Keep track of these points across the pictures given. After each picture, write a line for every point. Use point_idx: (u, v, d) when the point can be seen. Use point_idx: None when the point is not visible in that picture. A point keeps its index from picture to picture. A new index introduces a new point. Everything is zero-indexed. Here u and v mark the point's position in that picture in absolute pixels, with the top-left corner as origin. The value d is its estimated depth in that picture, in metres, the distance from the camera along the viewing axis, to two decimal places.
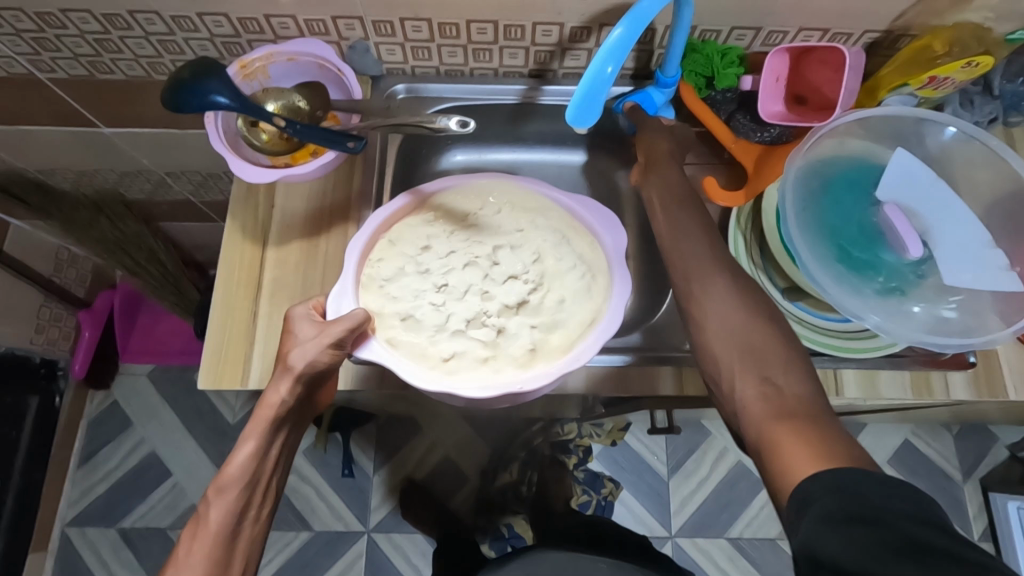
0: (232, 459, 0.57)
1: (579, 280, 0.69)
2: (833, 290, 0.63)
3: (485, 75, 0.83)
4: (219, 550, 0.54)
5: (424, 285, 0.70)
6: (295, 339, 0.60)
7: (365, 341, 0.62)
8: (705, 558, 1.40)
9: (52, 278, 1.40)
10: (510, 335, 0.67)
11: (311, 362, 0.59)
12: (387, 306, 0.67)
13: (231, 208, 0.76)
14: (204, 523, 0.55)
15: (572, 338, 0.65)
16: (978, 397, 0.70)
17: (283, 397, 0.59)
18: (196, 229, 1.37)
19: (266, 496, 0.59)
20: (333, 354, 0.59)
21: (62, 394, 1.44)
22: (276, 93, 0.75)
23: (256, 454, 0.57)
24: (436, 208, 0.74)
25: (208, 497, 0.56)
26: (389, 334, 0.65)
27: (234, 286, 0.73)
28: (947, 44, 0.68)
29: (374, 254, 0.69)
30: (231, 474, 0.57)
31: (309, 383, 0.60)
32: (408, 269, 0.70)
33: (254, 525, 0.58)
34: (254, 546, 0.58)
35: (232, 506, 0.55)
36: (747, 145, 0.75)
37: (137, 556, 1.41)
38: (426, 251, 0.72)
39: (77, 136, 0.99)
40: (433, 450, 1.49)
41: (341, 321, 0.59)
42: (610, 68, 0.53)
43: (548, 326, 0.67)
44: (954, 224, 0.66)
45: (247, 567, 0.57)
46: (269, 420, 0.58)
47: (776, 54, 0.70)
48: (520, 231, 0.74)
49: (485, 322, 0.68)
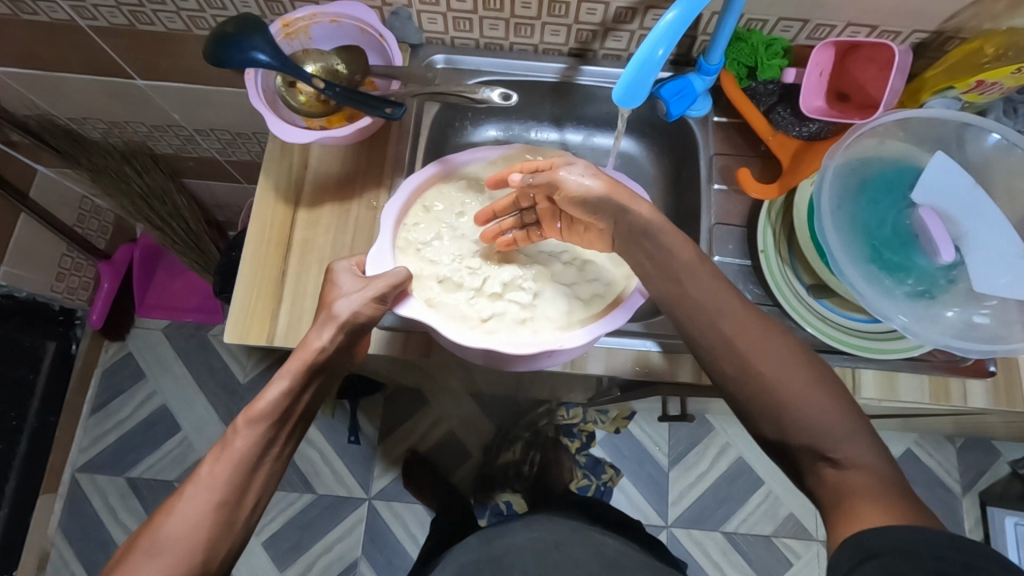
0: (265, 395, 0.59)
1: (609, 248, 0.73)
2: (865, 290, 0.64)
3: (524, 51, 0.82)
4: (238, 476, 0.56)
5: (460, 249, 0.73)
6: (340, 291, 0.63)
7: (405, 299, 0.65)
8: (699, 549, 1.42)
9: (75, 227, 1.42)
10: (548, 298, 0.71)
11: (354, 312, 0.62)
12: (426, 270, 0.71)
13: (264, 164, 0.76)
14: (231, 447, 0.57)
15: (605, 301, 0.70)
16: (995, 406, 0.70)
17: (324, 344, 0.61)
18: (220, 188, 1.37)
19: (292, 434, 0.61)
20: (375, 307, 0.62)
21: (78, 342, 1.47)
22: (317, 55, 0.75)
23: (289, 393, 0.59)
24: (466, 178, 0.76)
25: (237, 425, 0.58)
26: (429, 296, 0.70)
27: (265, 243, 0.73)
28: (1001, 48, 0.66)
29: (410, 219, 0.72)
30: (263, 408, 0.59)
31: (352, 334, 0.63)
32: (444, 234, 0.73)
33: (276, 461, 0.60)
34: (270, 483, 0.59)
35: (260, 437, 0.58)
36: (785, 140, 0.74)
37: (143, 504, 1.45)
38: (462, 217, 0.75)
39: (112, 85, 1.00)
40: (439, 424, 1.51)
41: (383, 277, 0.63)
42: (660, 51, 0.52)
43: (583, 291, 0.71)
44: (994, 229, 0.65)
45: (261, 501, 0.58)
46: (304, 363, 0.60)
47: (822, 49, 0.70)
48: None
49: (521, 286, 0.72)
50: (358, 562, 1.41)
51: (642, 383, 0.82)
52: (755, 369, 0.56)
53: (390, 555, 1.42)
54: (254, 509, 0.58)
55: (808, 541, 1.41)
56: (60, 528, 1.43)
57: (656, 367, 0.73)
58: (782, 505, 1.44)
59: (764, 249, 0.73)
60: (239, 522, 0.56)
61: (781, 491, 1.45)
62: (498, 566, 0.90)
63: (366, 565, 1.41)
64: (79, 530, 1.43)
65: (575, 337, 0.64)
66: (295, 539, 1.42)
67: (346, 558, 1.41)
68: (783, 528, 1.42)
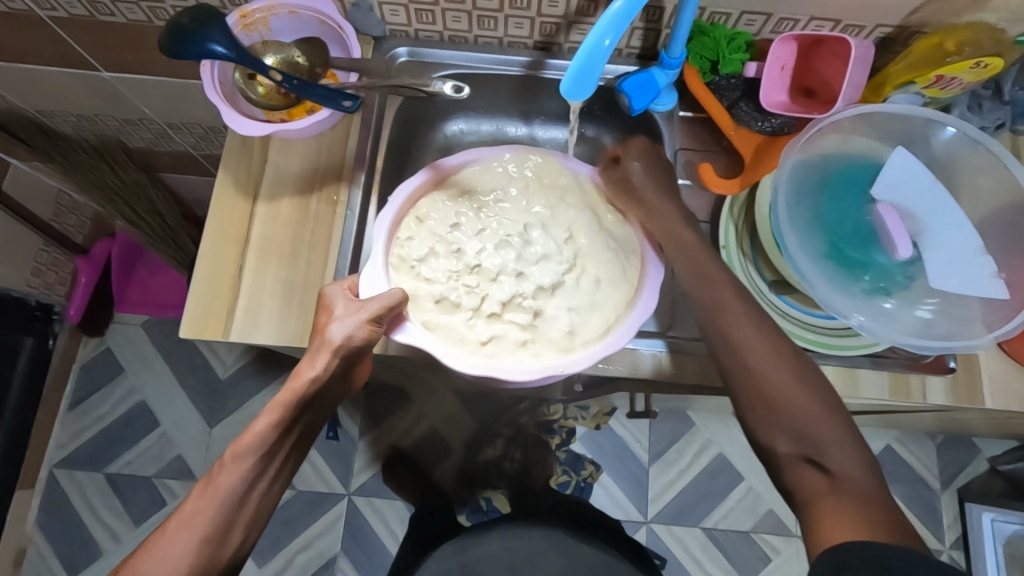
0: (252, 428, 0.56)
1: (613, 261, 0.71)
2: (820, 286, 0.64)
3: (489, 43, 0.81)
4: (222, 513, 0.54)
5: (454, 265, 0.71)
6: (333, 314, 0.60)
7: (401, 323, 0.62)
8: (679, 545, 1.42)
9: (51, 222, 1.40)
10: (548, 317, 0.69)
11: (349, 336, 0.58)
12: (420, 288, 0.69)
13: (224, 158, 0.75)
14: (216, 482, 0.55)
15: (609, 321, 0.68)
16: (955, 402, 0.69)
17: (318, 373, 0.57)
18: (196, 183, 1.36)
19: (281, 469, 0.59)
20: (371, 329, 0.59)
21: (56, 337, 1.46)
22: (276, 46, 0.75)
23: (276, 427, 0.56)
24: (457, 187, 0.74)
25: (223, 460, 0.55)
26: (424, 316, 0.68)
27: (223, 239, 0.73)
28: (960, 43, 0.67)
29: (402, 233, 0.70)
30: (249, 441, 0.56)
31: (346, 360, 0.59)
32: (438, 248, 0.71)
33: (264, 495, 0.57)
34: (261, 515, 0.58)
35: (246, 473, 0.55)
36: (748, 135, 0.74)
37: (122, 501, 1.44)
38: (456, 229, 0.73)
39: (79, 77, 0.99)
40: (419, 421, 1.50)
41: (378, 299, 0.60)
42: (607, 41, 0.51)
43: (586, 308, 0.69)
44: (950, 226, 0.65)
45: (247, 538, 0.56)
46: (297, 395, 0.56)
47: (782, 42, 0.69)
48: (549, 210, 0.75)
49: (522, 304, 0.70)
50: (338, 557, 1.41)
51: (606, 379, 0.80)
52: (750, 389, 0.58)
53: (370, 551, 1.41)
54: (240, 545, 0.56)
55: (787, 537, 1.41)
56: (38, 524, 1.42)
57: (616, 364, 0.72)
58: (761, 501, 1.44)
59: (726, 245, 0.72)
60: (223, 557, 0.55)
61: (760, 487, 1.45)
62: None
63: (346, 562, 1.41)
64: (57, 526, 1.42)
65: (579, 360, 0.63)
66: (275, 535, 1.42)
67: (326, 555, 1.41)
68: (763, 524, 1.43)
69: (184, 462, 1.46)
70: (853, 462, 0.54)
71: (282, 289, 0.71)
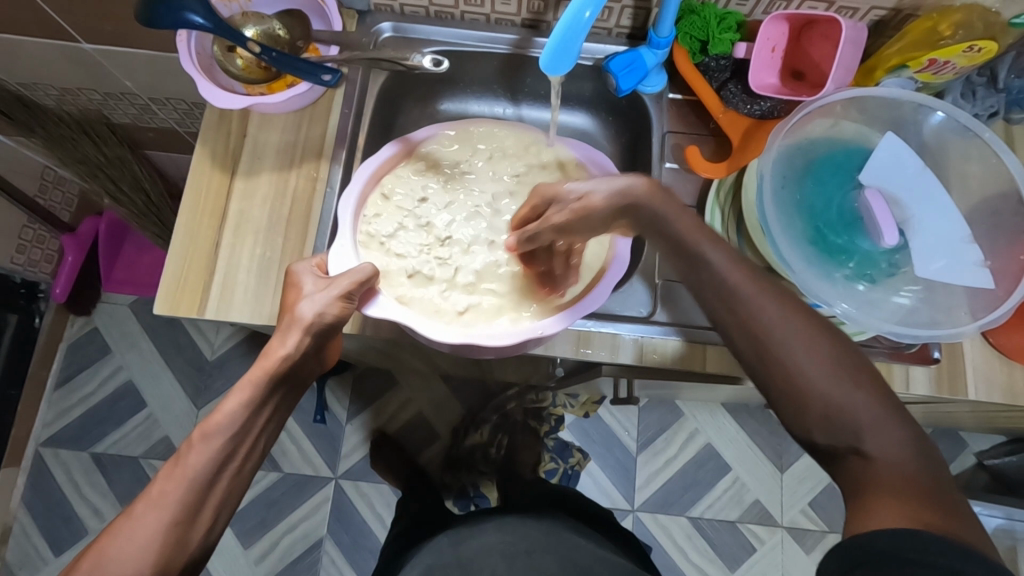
0: (220, 408, 0.53)
1: None
2: (802, 273, 0.63)
3: (476, 20, 0.79)
4: (191, 496, 0.50)
5: (425, 239, 0.71)
6: (301, 292, 0.58)
7: (372, 298, 0.61)
8: (664, 533, 1.42)
9: (37, 198, 1.38)
10: (525, 282, 0.70)
11: (320, 312, 0.57)
12: (392, 263, 0.69)
13: (202, 133, 0.74)
14: (183, 464, 0.51)
15: (586, 280, 0.68)
16: (937, 393, 0.69)
17: (290, 351, 0.56)
18: (183, 161, 1.34)
19: (253, 449, 0.54)
20: (342, 306, 0.58)
21: (42, 315, 1.44)
22: (256, 18, 0.73)
23: (248, 405, 0.53)
24: (424, 158, 0.74)
25: (190, 440, 0.52)
26: (399, 292, 0.68)
27: (199, 213, 0.71)
28: (954, 26, 0.65)
29: (369, 209, 0.70)
30: (218, 421, 0.53)
31: (319, 337, 0.58)
32: (407, 223, 0.71)
33: (235, 478, 0.53)
34: (232, 498, 0.53)
35: (216, 454, 0.51)
36: (736, 117, 0.72)
37: (107, 480, 1.43)
38: (424, 202, 0.73)
39: (60, 49, 0.97)
40: (407, 405, 1.50)
41: (349, 274, 0.59)
42: (588, 13, 0.51)
43: (562, 269, 0.69)
44: (936, 214, 0.64)
45: (217, 521, 0.52)
46: (266, 372, 0.54)
47: (773, 22, 0.68)
48: (517, 175, 0.75)
49: (496, 273, 0.70)
50: (324, 540, 1.41)
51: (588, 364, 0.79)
52: (786, 386, 0.50)
53: (356, 534, 1.41)
54: (210, 529, 0.51)
55: (772, 527, 1.42)
56: (24, 501, 1.41)
57: (597, 348, 0.70)
58: (748, 491, 1.44)
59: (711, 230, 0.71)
60: (192, 542, 0.50)
61: (747, 478, 1.45)
62: (467, 568, 0.79)
63: (332, 545, 1.40)
64: (42, 504, 1.41)
65: (557, 319, 0.62)
66: (260, 516, 1.41)
67: (311, 537, 1.41)
68: (749, 514, 1.43)
69: (170, 443, 1.45)
70: (903, 447, 0.47)
71: (259, 264, 0.70)
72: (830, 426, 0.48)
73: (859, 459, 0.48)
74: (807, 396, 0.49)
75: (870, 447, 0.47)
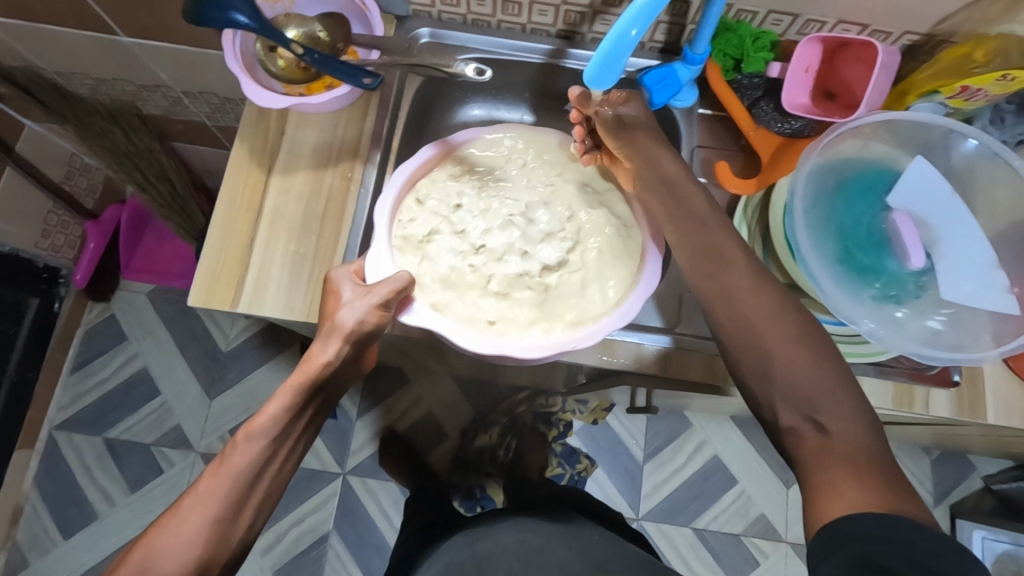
0: (265, 410, 0.55)
1: (612, 234, 0.72)
2: (830, 291, 0.64)
3: (512, 29, 0.81)
4: (234, 493, 0.51)
5: (460, 245, 0.73)
6: (341, 300, 0.60)
7: (407, 306, 0.63)
8: (668, 544, 1.42)
9: (63, 184, 1.40)
10: (554, 293, 0.71)
11: (359, 321, 0.58)
12: (423, 268, 0.70)
13: (241, 130, 0.76)
14: (229, 462, 0.52)
15: (620, 294, 0.68)
16: (957, 416, 0.69)
17: (330, 358, 0.57)
18: (209, 154, 1.36)
19: (293, 450, 0.56)
20: (379, 314, 0.59)
21: (62, 300, 1.46)
22: (298, 20, 0.75)
23: (289, 409, 0.55)
24: (461, 161, 0.76)
25: (236, 440, 0.53)
26: (433, 298, 0.69)
27: (236, 209, 0.73)
28: (990, 53, 0.65)
29: (405, 213, 0.71)
30: (263, 422, 0.54)
31: (358, 344, 0.59)
32: (443, 227, 0.72)
33: (275, 478, 0.54)
34: (272, 496, 0.55)
35: (260, 453, 0.53)
36: (766, 135, 0.73)
37: (119, 465, 1.44)
38: (459, 208, 0.74)
39: (99, 41, 0.99)
40: (418, 404, 1.50)
41: (386, 282, 0.60)
42: (634, 31, 0.52)
43: (594, 281, 0.70)
44: (965, 239, 0.65)
45: (258, 519, 0.53)
46: (309, 379, 0.56)
47: (809, 43, 0.69)
48: (549, 185, 0.76)
49: (528, 282, 0.71)
50: (330, 535, 1.42)
51: (608, 371, 0.80)
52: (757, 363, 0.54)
53: (361, 530, 1.42)
54: (251, 526, 0.53)
55: (777, 542, 1.42)
56: (36, 484, 1.43)
57: (620, 357, 0.71)
58: (754, 505, 1.44)
59: None
60: (234, 538, 0.51)
61: (753, 491, 1.45)
62: (481, 568, 0.80)
63: (338, 540, 1.41)
64: (54, 487, 1.43)
65: (590, 334, 0.63)
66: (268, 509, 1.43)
67: (317, 531, 1.42)
68: (754, 527, 1.43)
69: (183, 432, 1.46)
70: (854, 420, 0.50)
71: (292, 264, 0.71)
72: (790, 394, 0.52)
73: (816, 433, 0.51)
74: (774, 365, 0.53)
75: (826, 418, 0.50)
